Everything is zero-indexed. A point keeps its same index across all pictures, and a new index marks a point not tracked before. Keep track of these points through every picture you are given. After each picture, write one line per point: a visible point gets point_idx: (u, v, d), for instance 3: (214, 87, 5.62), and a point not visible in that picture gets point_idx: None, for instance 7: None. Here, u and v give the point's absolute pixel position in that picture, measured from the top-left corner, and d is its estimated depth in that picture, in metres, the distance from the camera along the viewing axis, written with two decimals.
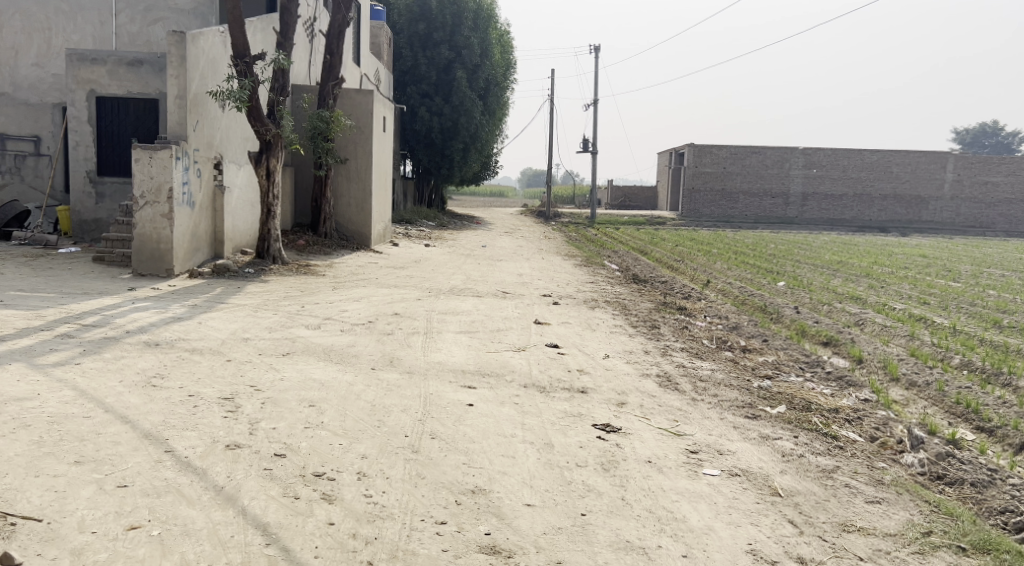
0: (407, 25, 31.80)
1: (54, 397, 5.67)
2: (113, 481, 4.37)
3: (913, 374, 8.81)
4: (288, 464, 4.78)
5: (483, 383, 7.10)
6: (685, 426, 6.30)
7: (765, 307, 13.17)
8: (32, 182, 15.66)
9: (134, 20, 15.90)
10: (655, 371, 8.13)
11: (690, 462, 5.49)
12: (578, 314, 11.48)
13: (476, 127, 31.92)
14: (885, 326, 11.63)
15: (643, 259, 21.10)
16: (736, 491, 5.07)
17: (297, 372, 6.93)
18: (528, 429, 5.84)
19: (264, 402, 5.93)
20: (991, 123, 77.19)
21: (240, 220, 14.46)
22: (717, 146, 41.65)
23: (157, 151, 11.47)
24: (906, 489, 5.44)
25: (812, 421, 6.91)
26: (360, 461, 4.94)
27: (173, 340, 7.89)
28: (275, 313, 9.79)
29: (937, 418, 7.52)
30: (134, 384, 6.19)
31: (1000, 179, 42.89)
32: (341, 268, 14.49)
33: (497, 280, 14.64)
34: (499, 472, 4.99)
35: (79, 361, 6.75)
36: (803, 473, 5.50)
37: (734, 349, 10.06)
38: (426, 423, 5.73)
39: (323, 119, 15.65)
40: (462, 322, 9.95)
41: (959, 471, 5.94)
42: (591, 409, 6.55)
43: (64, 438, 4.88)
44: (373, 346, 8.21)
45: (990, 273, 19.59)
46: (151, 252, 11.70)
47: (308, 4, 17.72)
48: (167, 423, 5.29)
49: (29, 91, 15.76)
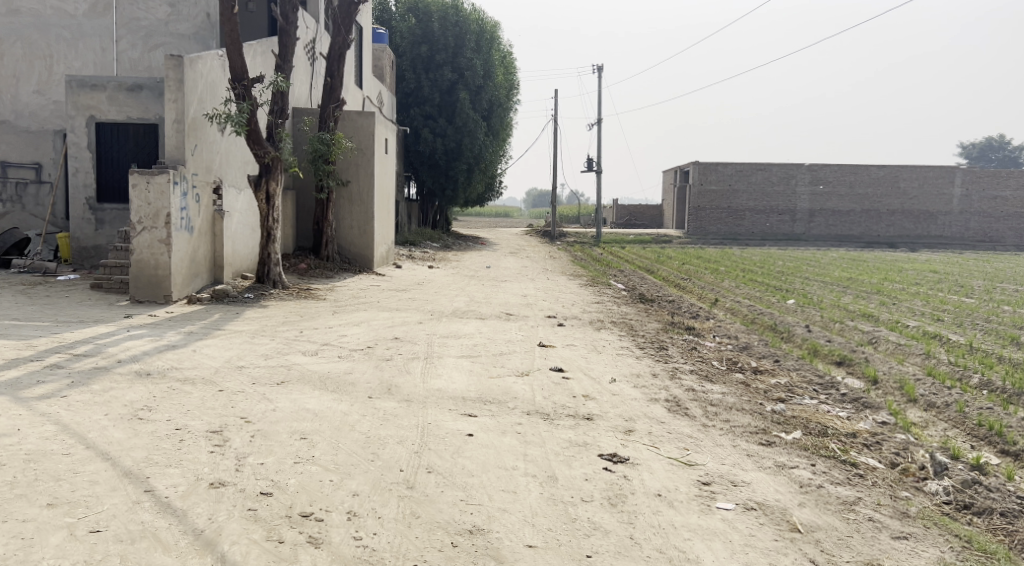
0: (409, 48, 31.66)
1: (33, 434, 5.40)
2: (86, 526, 4.11)
3: (931, 395, 8.47)
4: (275, 504, 4.50)
5: (483, 411, 6.80)
6: (695, 455, 6.00)
7: (775, 326, 12.83)
8: (33, 210, 15.30)
9: (135, 46, 16.13)
10: (663, 396, 7.80)
11: (702, 496, 5.18)
12: (584, 336, 11.19)
13: (480, 148, 31.86)
14: (899, 344, 11.27)
15: (650, 278, 20.77)
16: (752, 527, 4.75)
17: (291, 402, 6.64)
18: (531, 460, 5.54)
19: (254, 435, 5.65)
20: (997, 136, 76.65)
21: (240, 245, 14.23)
22: (722, 164, 41.48)
23: (154, 176, 11.30)
24: (934, 523, 5.13)
25: (829, 447, 6.60)
26: (351, 499, 4.65)
27: (164, 369, 7.64)
28: (273, 340, 9.52)
29: (959, 442, 7.19)
30: (120, 417, 5.93)
31: (1008, 194, 42.45)
32: (343, 291, 14.24)
33: (502, 301, 14.35)
34: (499, 509, 4.70)
35: (65, 395, 6.47)
36: (823, 506, 5.18)
37: (745, 370, 9.75)
38: (423, 456, 5.44)
39: (324, 141, 15.48)
40: (464, 346, 9.67)
41: (987, 500, 5.64)
42: (596, 437, 6.25)
43: (39, 478, 4.61)
44: (370, 373, 7.95)
45: (1003, 288, 19.21)
46: (148, 279, 11.47)
47: (307, 27, 17.58)
48: (150, 459, 5.02)
49: (30, 119, 15.62)
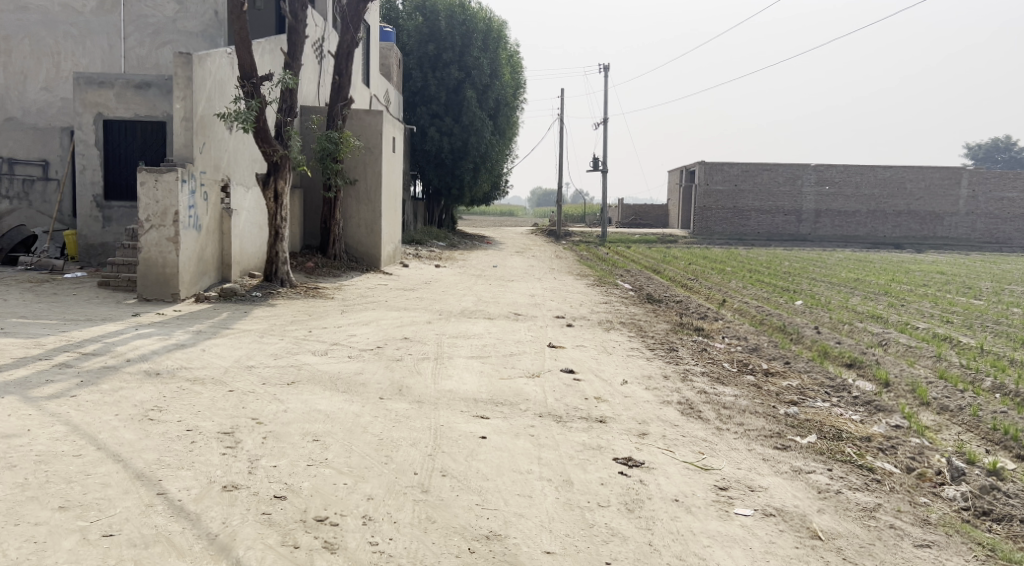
0: (416, 47, 31.66)
1: (44, 434, 5.36)
2: (98, 530, 4.06)
3: (944, 399, 8.38)
4: (289, 508, 4.44)
5: (495, 413, 6.75)
6: (711, 459, 5.93)
7: (784, 328, 12.74)
8: (39, 207, 15.32)
9: (142, 44, 16.08)
10: (675, 398, 7.73)
11: (720, 501, 5.11)
12: (593, 337, 11.13)
13: (486, 147, 31.82)
14: (909, 346, 11.18)
15: (656, 278, 20.70)
16: (772, 534, 4.69)
17: (302, 403, 6.58)
18: (545, 464, 5.48)
19: (265, 436, 5.60)
20: (1004, 137, 76.41)
21: (247, 243, 14.20)
22: (728, 164, 41.37)
23: (162, 174, 11.26)
24: (956, 530, 5.07)
25: (845, 452, 6.52)
26: (366, 503, 4.59)
27: (174, 369, 7.60)
28: (282, 339, 9.47)
29: (974, 446, 7.11)
30: (130, 418, 5.87)
31: (1015, 195, 42.27)
32: (351, 291, 14.18)
33: (509, 301, 14.28)
34: (516, 514, 4.64)
35: (74, 394, 6.43)
36: (842, 513, 5.11)
37: (756, 373, 9.67)
38: (437, 459, 5.38)
39: (332, 140, 15.45)
40: (474, 347, 9.61)
41: (1006, 506, 5.57)
42: (610, 440, 6.18)
43: (50, 480, 4.56)
44: (381, 373, 7.89)
45: (1012, 290, 19.10)
46: (156, 277, 11.44)
47: (315, 25, 17.53)
48: (161, 462, 4.97)
49: (37, 116, 15.59)
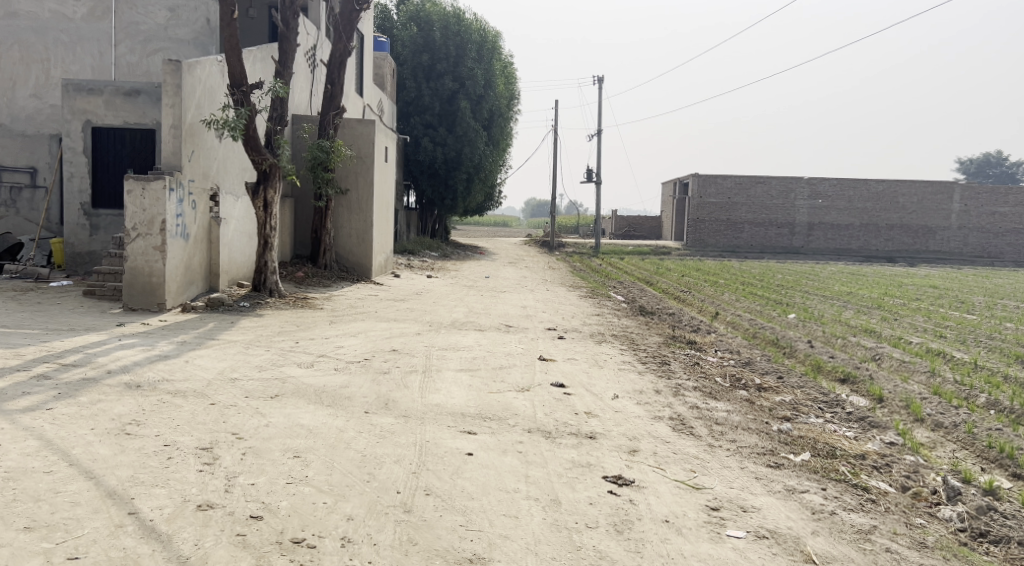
0: (410, 57, 31.50)
1: (15, 449, 5.19)
2: (63, 553, 3.93)
3: (938, 415, 8.26)
4: (265, 529, 4.30)
5: (483, 428, 6.59)
6: (703, 478, 5.79)
7: (777, 341, 12.61)
8: (27, 215, 15.03)
9: (133, 51, 16.03)
10: (667, 414, 7.59)
11: (711, 522, 4.97)
12: (585, 350, 10.99)
13: (479, 157, 31.78)
14: (903, 361, 11.07)
15: (650, 291, 20.56)
16: (764, 558, 4.57)
17: (284, 418, 6.42)
18: (533, 482, 5.33)
19: (245, 452, 5.44)
20: (995, 153, 76.89)
21: (236, 253, 14.02)
22: (722, 177, 41.35)
23: (150, 182, 11.11)
24: (953, 554, 4.94)
25: (839, 471, 6.39)
26: (345, 524, 4.44)
27: (156, 381, 7.41)
28: (267, 351, 9.29)
29: (969, 464, 6.98)
30: (107, 433, 5.70)
31: (1007, 209, 42.36)
32: (340, 301, 14.00)
33: (501, 313, 14.12)
34: (501, 536, 4.50)
35: (50, 407, 6.24)
36: (837, 535, 4.98)
37: (749, 388, 9.50)
38: (421, 477, 5.23)
39: (323, 149, 15.27)
40: (463, 360, 9.45)
41: (1003, 527, 5.45)
42: (600, 457, 6.04)
43: (17, 499, 4.39)
44: (367, 387, 7.71)
45: (1004, 305, 19.06)
46: (142, 286, 11.27)
47: (309, 33, 17.47)
48: (135, 479, 4.80)
49: (26, 122, 15.33)
